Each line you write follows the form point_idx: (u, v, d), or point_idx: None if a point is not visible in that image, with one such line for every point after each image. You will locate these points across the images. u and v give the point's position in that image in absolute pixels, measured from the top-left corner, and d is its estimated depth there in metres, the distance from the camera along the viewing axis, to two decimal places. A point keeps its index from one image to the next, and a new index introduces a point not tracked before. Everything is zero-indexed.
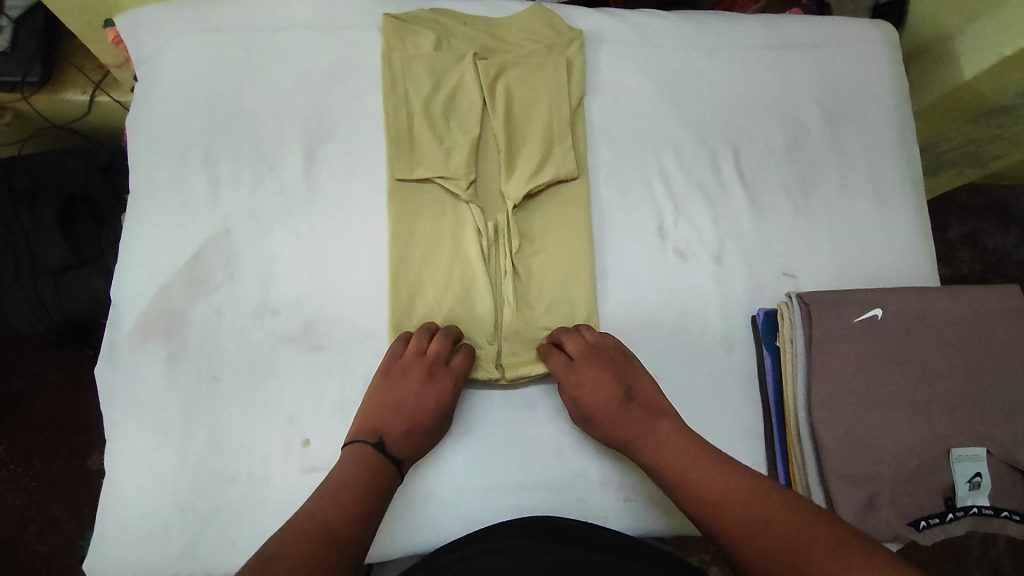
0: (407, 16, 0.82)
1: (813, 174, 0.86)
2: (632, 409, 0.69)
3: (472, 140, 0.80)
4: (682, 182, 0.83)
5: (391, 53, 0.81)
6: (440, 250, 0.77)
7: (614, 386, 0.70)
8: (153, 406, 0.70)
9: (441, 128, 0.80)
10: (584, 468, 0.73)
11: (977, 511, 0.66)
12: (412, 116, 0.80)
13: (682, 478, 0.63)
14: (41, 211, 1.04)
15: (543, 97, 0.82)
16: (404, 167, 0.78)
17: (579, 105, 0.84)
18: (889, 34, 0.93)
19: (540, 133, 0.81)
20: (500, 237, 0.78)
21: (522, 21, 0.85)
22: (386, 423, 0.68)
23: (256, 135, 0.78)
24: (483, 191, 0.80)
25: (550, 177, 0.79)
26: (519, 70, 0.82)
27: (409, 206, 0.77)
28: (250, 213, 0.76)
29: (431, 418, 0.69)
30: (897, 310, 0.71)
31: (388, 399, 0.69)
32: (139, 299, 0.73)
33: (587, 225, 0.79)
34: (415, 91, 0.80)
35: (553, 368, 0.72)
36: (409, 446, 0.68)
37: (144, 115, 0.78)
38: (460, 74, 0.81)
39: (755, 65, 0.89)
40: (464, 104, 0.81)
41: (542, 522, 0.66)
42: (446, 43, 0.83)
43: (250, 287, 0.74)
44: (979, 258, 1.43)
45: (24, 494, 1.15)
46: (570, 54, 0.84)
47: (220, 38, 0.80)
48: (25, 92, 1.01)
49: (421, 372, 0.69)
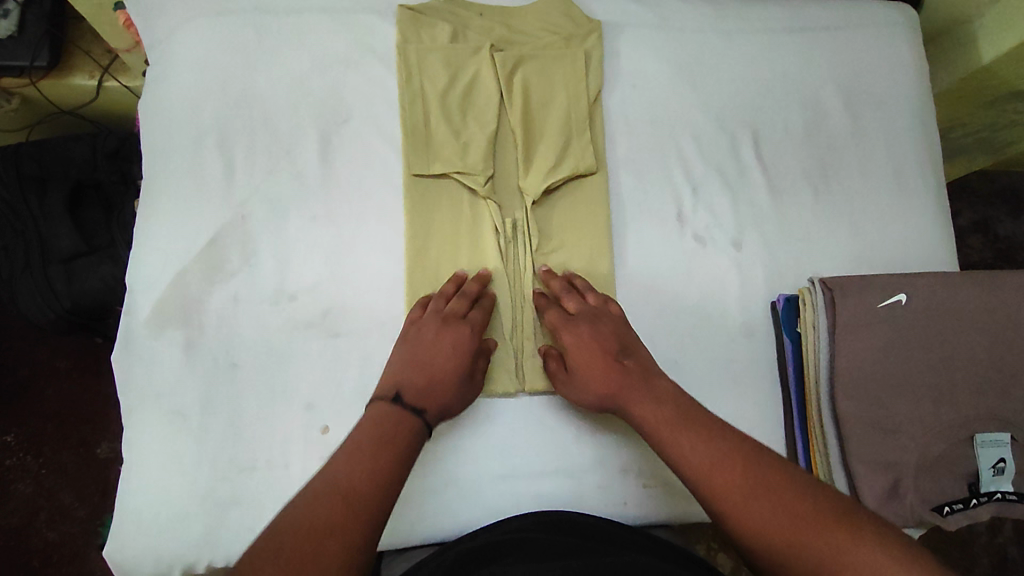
0: (422, 7, 0.81)
1: (832, 159, 0.85)
2: (621, 364, 0.67)
3: (490, 133, 0.79)
4: (701, 167, 0.83)
5: (406, 45, 0.79)
6: (462, 249, 0.76)
7: (607, 343, 0.68)
8: (170, 393, 0.70)
9: (458, 122, 0.79)
10: (603, 455, 0.73)
11: (1000, 497, 0.66)
12: (428, 109, 0.79)
13: (661, 435, 0.62)
14: (50, 199, 1.04)
15: (560, 91, 0.81)
16: (421, 162, 0.77)
17: (597, 98, 0.82)
18: (910, 20, 0.92)
19: (557, 127, 0.80)
20: (519, 234, 0.77)
21: (539, 10, 0.83)
22: (405, 374, 0.65)
23: (271, 120, 0.77)
24: (502, 187, 0.79)
25: (569, 172, 0.78)
26: (537, 62, 0.81)
27: (427, 201, 0.77)
28: (265, 199, 0.75)
29: (451, 370, 0.67)
30: (922, 296, 0.69)
31: (405, 356, 0.67)
32: (155, 286, 0.72)
33: (606, 219, 0.78)
34: (432, 83, 0.79)
35: (553, 319, 0.72)
36: (431, 397, 0.64)
37: (158, 98, 0.77)
38: (477, 66, 0.80)
39: (774, 48, 0.88)
40: (480, 97, 0.80)
41: (556, 517, 0.66)
42: (462, 35, 0.81)
43: (267, 273, 0.73)
44: (989, 245, 1.42)
45: (35, 482, 1.15)
46: (589, 45, 0.83)
47: (234, 21, 0.79)
48: (33, 77, 1.00)
49: (436, 324, 0.69)
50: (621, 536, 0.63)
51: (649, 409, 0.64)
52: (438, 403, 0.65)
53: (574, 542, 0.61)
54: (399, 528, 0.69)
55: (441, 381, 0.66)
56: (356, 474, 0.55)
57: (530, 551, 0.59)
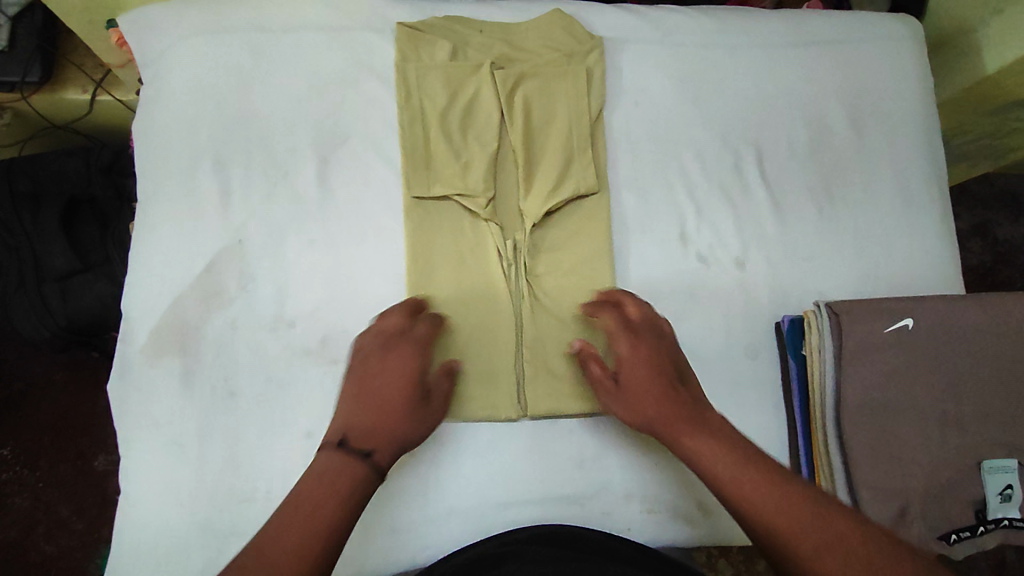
0: (420, 25, 0.80)
1: (836, 174, 0.84)
2: (681, 396, 0.65)
3: (490, 154, 0.77)
4: (703, 184, 0.82)
5: (404, 64, 0.78)
6: (464, 271, 0.75)
7: (666, 369, 0.67)
8: (168, 422, 0.69)
9: (458, 142, 0.78)
10: (606, 480, 0.72)
11: (1008, 523, 0.65)
12: (428, 129, 0.78)
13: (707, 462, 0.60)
14: (44, 215, 1.02)
15: (561, 109, 0.80)
16: (420, 184, 0.76)
17: (599, 116, 0.81)
18: (914, 32, 0.91)
19: (559, 147, 0.79)
20: (520, 255, 0.76)
21: (540, 27, 0.82)
22: (350, 421, 0.61)
23: (268, 141, 0.76)
24: (502, 208, 0.78)
25: (570, 193, 0.78)
26: (537, 80, 0.80)
27: (427, 224, 0.76)
28: (262, 223, 0.74)
29: (405, 403, 0.63)
30: (927, 320, 0.68)
31: (350, 395, 0.64)
32: (151, 313, 0.71)
33: (608, 241, 0.77)
34: (430, 103, 0.78)
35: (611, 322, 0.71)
36: (380, 436, 0.61)
37: (152, 121, 0.76)
38: (476, 85, 0.79)
39: (777, 63, 0.87)
40: (481, 117, 0.79)
41: (553, 531, 0.65)
42: (461, 53, 0.80)
43: (265, 299, 0.72)
44: (989, 249, 1.42)
45: (31, 495, 1.14)
46: (590, 63, 0.82)
47: (229, 41, 0.77)
48: (25, 92, 0.98)
49: (376, 359, 0.65)
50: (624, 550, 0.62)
51: (695, 440, 0.61)
52: (392, 439, 0.61)
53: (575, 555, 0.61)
54: (402, 556, 0.68)
55: (394, 420, 0.62)
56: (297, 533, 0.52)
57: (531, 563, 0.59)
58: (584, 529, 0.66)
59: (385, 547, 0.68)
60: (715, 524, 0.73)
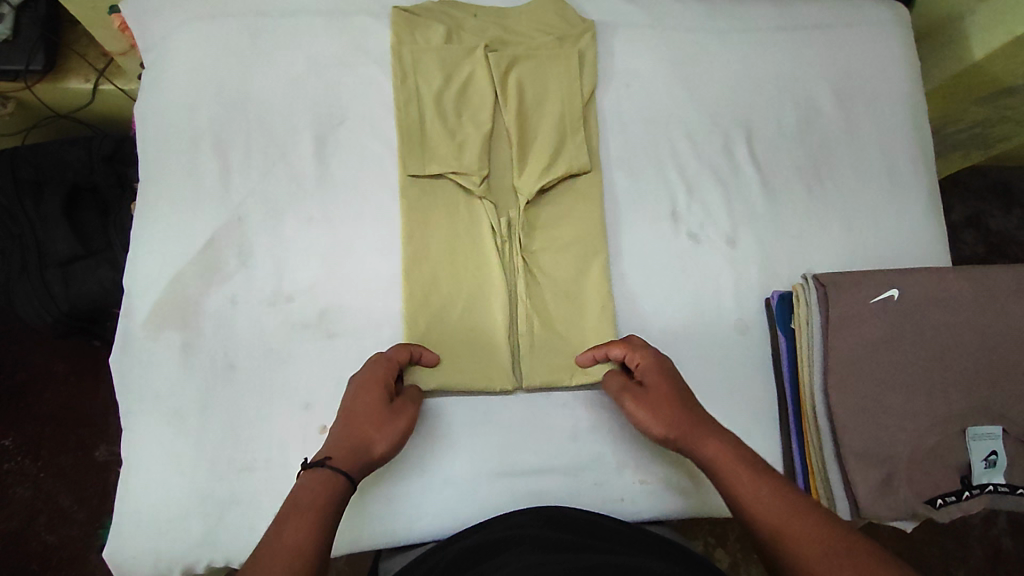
0: (416, 9, 0.81)
1: (825, 155, 0.86)
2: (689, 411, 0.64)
3: (485, 134, 0.79)
4: (694, 165, 0.83)
5: (400, 46, 0.80)
6: (459, 247, 0.77)
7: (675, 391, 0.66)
8: (169, 393, 0.70)
9: (453, 122, 0.80)
10: (599, 453, 0.73)
11: (993, 489, 0.66)
12: (423, 109, 0.79)
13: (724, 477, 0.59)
14: (47, 203, 1.04)
15: (554, 90, 0.82)
16: (416, 162, 0.77)
17: (590, 98, 0.83)
18: (901, 17, 0.93)
19: (552, 127, 0.80)
20: (514, 230, 0.78)
21: (532, 11, 0.84)
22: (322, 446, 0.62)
23: (267, 122, 0.78)
24: (496, 186, 0.79)
25: (563, 172, 0.79)
26: (531, 62, 0.82)
27: (423, 201, 0.77)
28: (262, 201, 0.75)
29: (364, 410, 0.63)
30: (912, 291, 0.70)
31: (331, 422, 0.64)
32: (152, 288, 0.73)
33: (601, 218, 0.79)
34: (426, 84, 0.80)
35: (620, 350, 0.70)
36: (346, 446, 0.60)
37: (154, 101, 0.78)
38: (471, 67, 0.81)
39: (767, 47, 0.88)
40: (476, 97, 0.81)
41: (551, 512, 0.65)
42: (456, 36, 0.82)
43: (265, 274, 0.74)
44: (982, 240, 1.43)
45: (33, 485, 1.15)
46: (582, 45, 0.83)
47: (228, 24, 0.79)
48: (28, 82, 1.00)
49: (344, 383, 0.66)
50: (615, 530, 0.63)
51: (712, 449, 0.61)
52: (356, 445, 0.61)
53: (573, 535, 0.61)
54: (399, 526, 0.69)
55: (358, 426, 0.62)
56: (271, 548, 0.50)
57: (527, 541, 0.58)
58: (582, 511, 0.67)
59: (382, 516, 0.69)
60: (708, 494, 0.74)
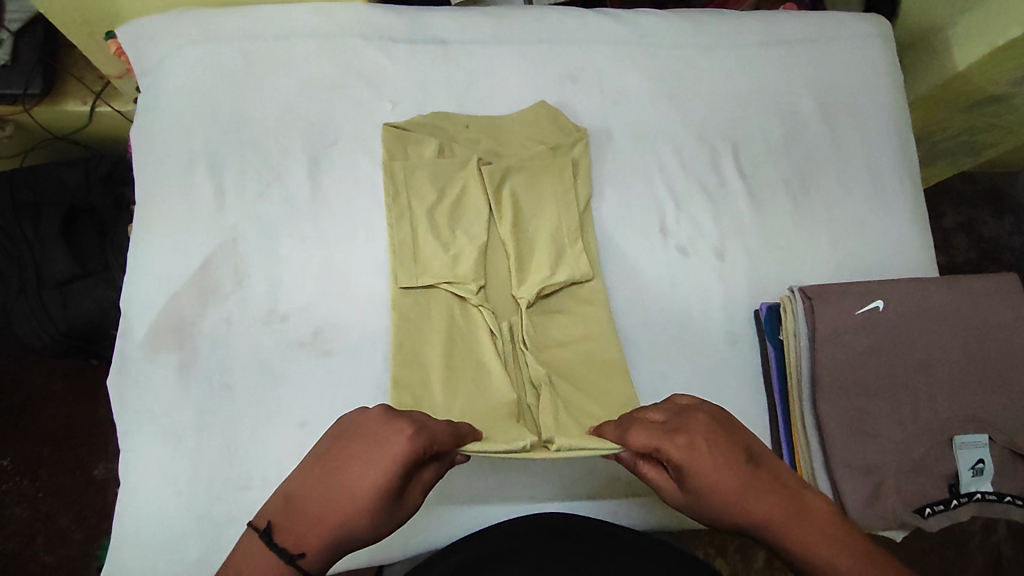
0: (407, 124, 0.81)
1: (811, 166, 0.87)
2: (754, 481, 0.55)
3: (479, 247, 0.78)
4: (682, 180, 0.85)
5: (392, 161, 0.79)
6: (458, 363, 0.74)
7: (731, 453, 0.56)
8: (166, 414, 0.71)
9: (446, 235, 0.79)
10: (592, 467, 0.74)
11: (980, 497, 0.67)
12: (415, 223, 0.78)
13: (804, 546, 0.53)
14: (45, 223, 1.05)
15: (549, 200, 0.81)
16: (409, 276, 0.76)
17: (587, 207, 0.82)
18: (891, 64, 0.93)
19: (548, 239, 0.80)
20: (512, 342, 0.77)
21: (525, 119, 0.83)
22: (304, 505, 0.54)
23: (261, 145, 0.79)
24: (493, 296, 0.79)
25: (564, 280, 0.78)
26: (525, 173, 0.81)
27: (417, 312, 0.76)
28: (257, 223, 0.77)
29: (360, 493, 0.52)
30: (896, 302, 0.71)
31: (325, 469, 0.54)
32: (149, 310, 0.74)
33: (607, 330, 0.77)
34: (419, 199, 0.79)
35: (648, 439, 0.58)
36: (317, 536, 0.52)
37: (149, 125, 0.79)
38: (464, 180, 0.81)
39: (752, 62, 0.90)
40: (469, 209, 0.80)
41: (570, 522, 0.63)
42: (448, 148, 0.82)
43: (260, 295, 0.75)
44: (974, 246, 1.44)
45: (31, 505, 1.15)
46: (576, 155, 0.83)
47: (223, 48, 0.81)
48: (25, 105, 1.01)
49: (369, 423, 0.55)
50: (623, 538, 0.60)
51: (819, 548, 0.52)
52: (325, 538, 0.52)
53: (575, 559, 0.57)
54: (395, 543, 0.70)
55: (345, 516, 0.52)
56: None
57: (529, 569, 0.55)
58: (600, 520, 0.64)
59: None
60: None
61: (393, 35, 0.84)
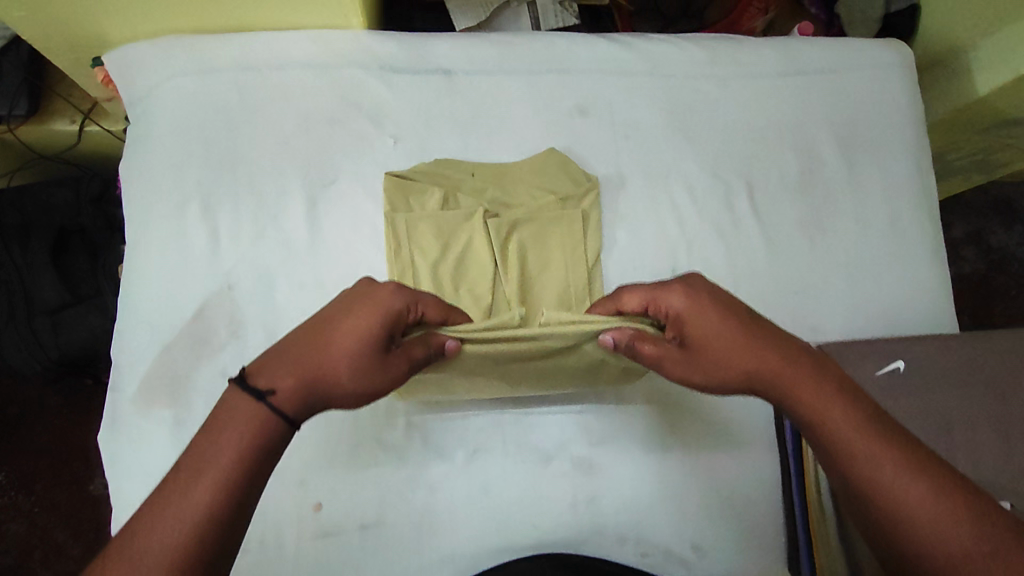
0: (409, 173, 0.77)
1: (828, 206, 0.84)
2: (753, 330, 0.54)
3: (483, 308, 0.75)
4: (694, 218, 0.82)
5: (394, 213, 0.76)
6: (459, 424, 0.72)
7: (729, 307, 0.55)
8: (159, 472, 0.68)
9: (450, 294, 0.76)
10: (601, 526, 0.71)
11: None
12: (418, 283, 0.75)
13: (803, 395, 0.50)
14: (34, 248, 1.02)
15: (557, 257, 0.78)
16: None
17: (596, 260, 0.78)
18: (913, 103, 0.90)
19: (555, 298, 0.76)
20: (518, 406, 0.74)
21: (533, 167, 0.80)
22: (288, 354, 0.51)
23: (256, 184, 0.76)
24: None
25: None
26: (533, 226, 0.78)
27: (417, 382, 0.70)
28: (252, 269, 0.74)
29: (348, 338, 0.52)
30: (917, 362, 0.70)
31: (314, 320, 0.53)
32: (142, 361, 0.71)
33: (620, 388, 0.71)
34: (422, 255, 0.76)
35: (642, 300, 0.58)
36: (297, 380, 0.50)
37: (140, 164, 0.76)
38: (469, 233, 0.78)
39: (768, 93, 0.87)
40: (474, 266, 0.77)
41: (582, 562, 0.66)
42: (454, 198, 0.78)
43: (257, 345, 0.72)
44: (983, 257, 1.42)
45: (27, 520, 1.13)
46: (586, 206, 0.79)
47: (216, 80, 0.77)
48: (12, 125, 0.98)
49: (366, 280, 0.56)
50: None
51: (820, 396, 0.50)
52: (304, 381, 0.50)
53: None
54: None
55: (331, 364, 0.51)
56: (184, 503, 0.43)
57: None
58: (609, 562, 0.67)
59: None
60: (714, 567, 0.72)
61: (393, 65, 0.80)
